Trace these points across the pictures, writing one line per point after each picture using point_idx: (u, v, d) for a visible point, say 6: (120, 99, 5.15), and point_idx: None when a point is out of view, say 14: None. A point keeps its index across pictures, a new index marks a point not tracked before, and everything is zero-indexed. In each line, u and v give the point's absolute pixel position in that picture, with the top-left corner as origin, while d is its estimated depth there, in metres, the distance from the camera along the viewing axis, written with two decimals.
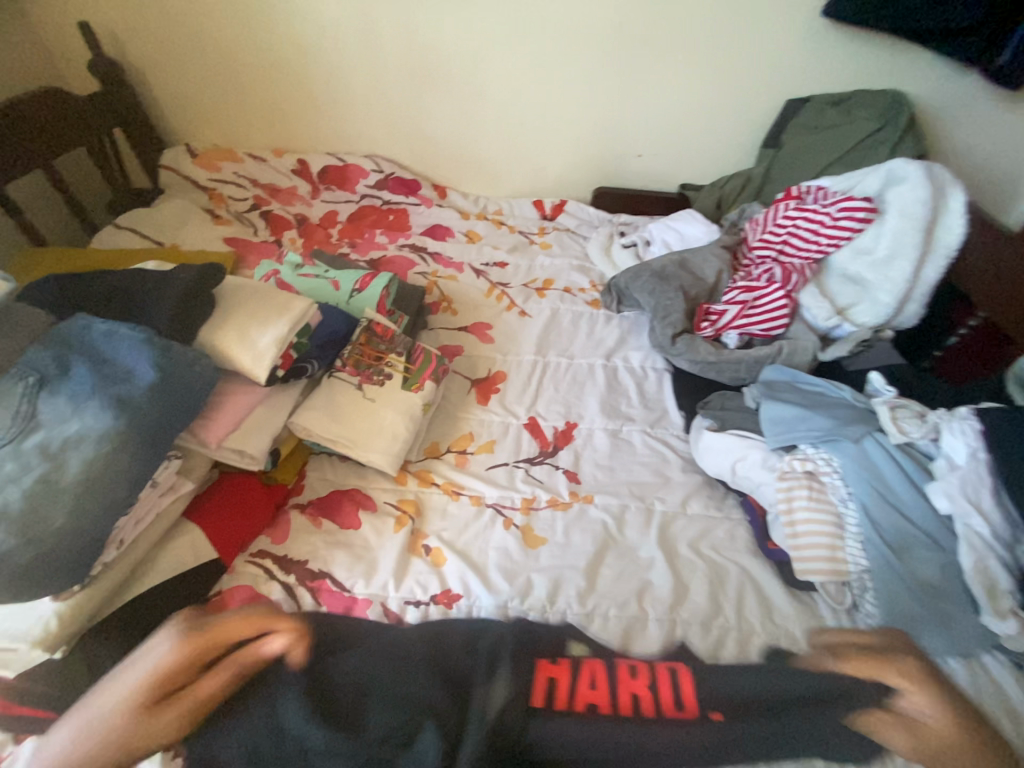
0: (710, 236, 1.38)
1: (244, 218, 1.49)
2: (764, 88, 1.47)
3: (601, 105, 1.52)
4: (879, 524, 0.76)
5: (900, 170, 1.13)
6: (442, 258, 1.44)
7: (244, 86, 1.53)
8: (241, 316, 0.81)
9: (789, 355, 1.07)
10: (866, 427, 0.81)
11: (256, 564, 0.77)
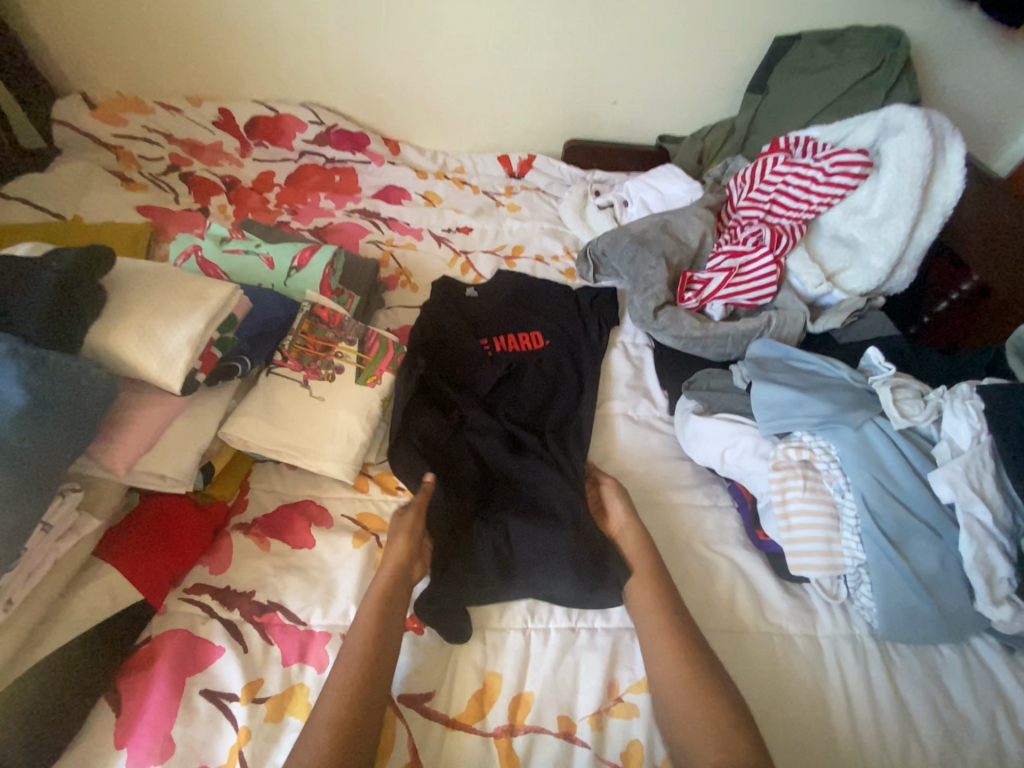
0: (692, 194, 1.27)
1: (161, 182, 1.28)
2: (751, 22, 1.31)
3: (571, 42, 1.33)
4: (879, 515, 0.70)
5: (897, 119, 1.03)
6: (397, 225, 1.28)
7: (143, 17, 1.27)
8: (144, 311, 0.66)
9: (779, 327, 1.00)
10: (869, 412, 0.75)
11: (192, 602, 0.67)
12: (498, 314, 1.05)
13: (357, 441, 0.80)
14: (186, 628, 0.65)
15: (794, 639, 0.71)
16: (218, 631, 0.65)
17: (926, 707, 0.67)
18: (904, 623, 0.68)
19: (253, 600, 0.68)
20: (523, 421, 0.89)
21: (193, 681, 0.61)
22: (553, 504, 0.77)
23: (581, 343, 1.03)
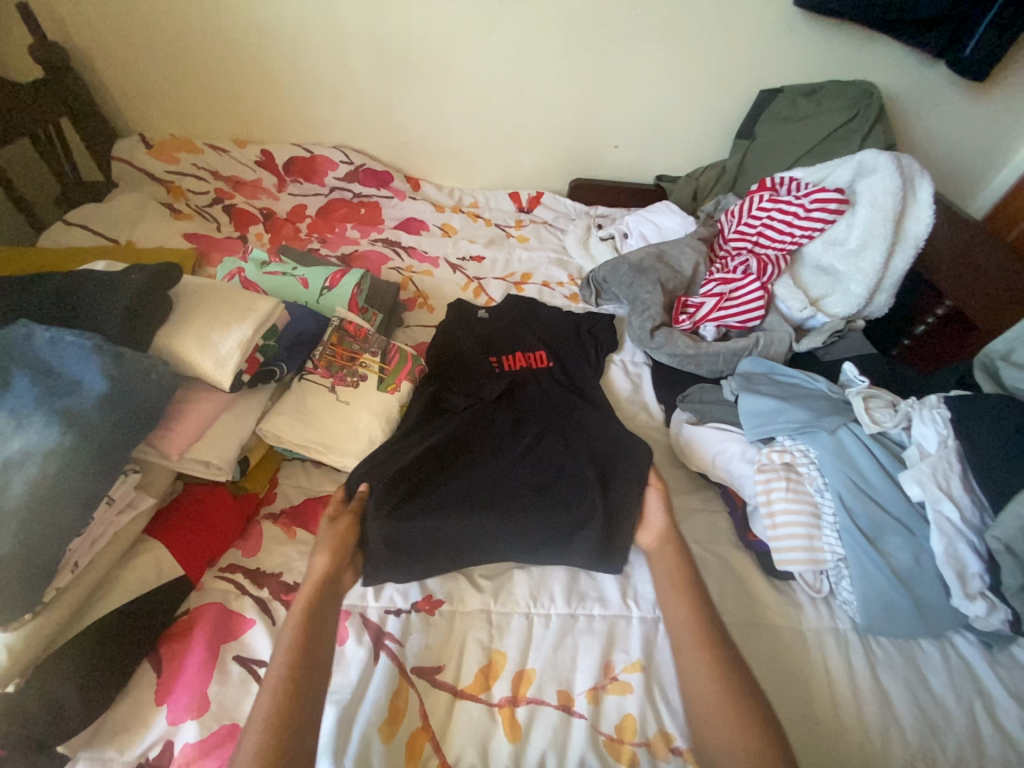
0: (686, 228, 1.38)
1: (206, 213, 1.42)
2: (738, 78, 1.47)
3: (577, 94, 1.49)
4: (855, 512, 0.76)
5: (870, 161, 1.14)
6: (416, 253, 1.40)
7: (201, 72, 1.45)
8: (202, 318, 0.76)
9: (766, 346, 1.08)
10: (843, 418, 0.82)
11: (225, 580, 0.74)
12: (505, 334, 1.13)
13: (378, 440, 0.89)
14: (220, 602, 0.71)
15: (780, 631, 0.75)
16: (250, 606, 0.71)
17: (907, 696, 0.70)
18: (883, 615, 0.73)
19: (281, 580, 0.75)
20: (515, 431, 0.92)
21: (226, 648, 0.67)
22: (537, 508, 0.80)
23: (578, 362, 1.11)
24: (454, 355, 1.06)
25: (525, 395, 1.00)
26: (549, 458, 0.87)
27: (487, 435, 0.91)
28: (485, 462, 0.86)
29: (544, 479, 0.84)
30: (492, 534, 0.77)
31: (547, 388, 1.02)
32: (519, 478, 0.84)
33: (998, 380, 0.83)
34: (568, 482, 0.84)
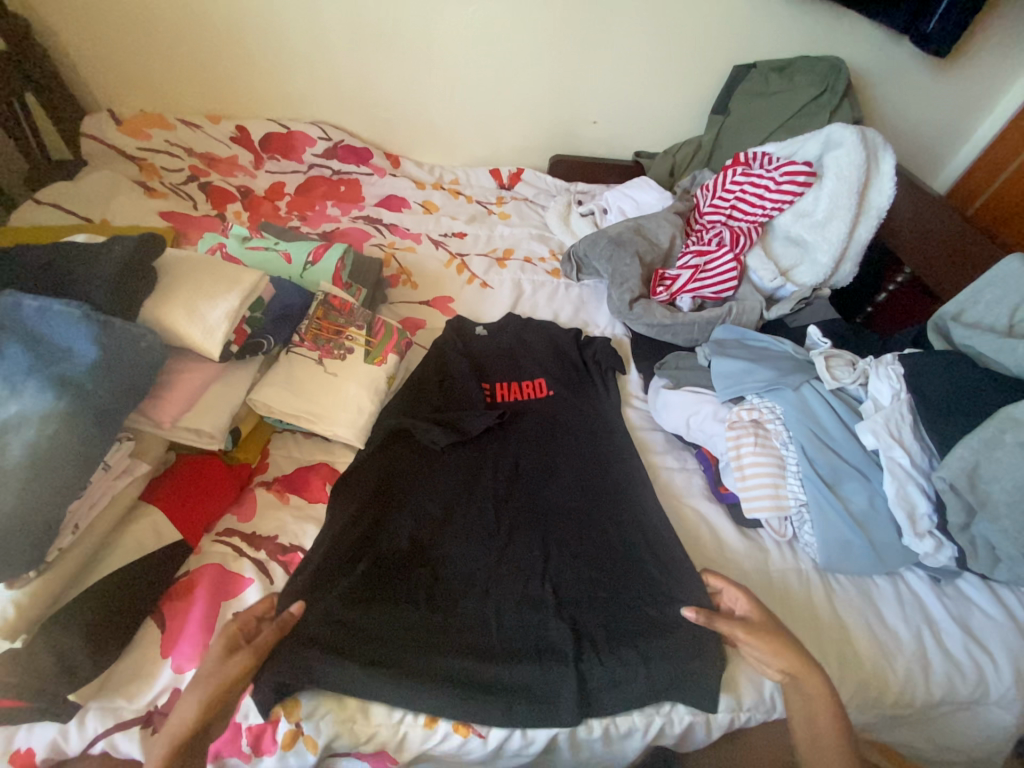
0: (663, 202, 1.42)
1: (182, 191, 1.40)
2: (713, 53, 1.49)
3: (555, 68, 1.49)
4: (816, 461, 0.82)
5: (837, 135, 1.19)
6: (398, 230, 1.41)
7: (169, 43, 1.41)
8: (189, 289, 0.77)
9: (738, 315, 1.13)
10: (806, 376, 0.87)
11: (223, 543, 0.77)
12: (501, 358, 1.10)
13: (367, 409, 0.92)
14: (219, 563, 0.74)
15: (748, 572, 0.81)
16: (248, 566, 0.74)
17: (862, 624, 0.77)
18: (841, 555, 0.80)
19: (277, 542, 0.78)
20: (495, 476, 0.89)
21: (226, 605, 0.70)
22: (502, 566, 0.78)
23: (585, 383, 1.06)
24: (442, 383, 1.04)
25: (515, 437, 0.96)
26: (522, 529, 0.83)
27: (453, 496, 0.86)
28: (445, 532, 0.81)
29: (510, 555, 0.79)
30: (452, 596, 0.74)
31: (547, 428, 0.98)
32: (480, 555, 0.79)
33: (948, 339, 0.88)
34: (550, 532, 0.83)
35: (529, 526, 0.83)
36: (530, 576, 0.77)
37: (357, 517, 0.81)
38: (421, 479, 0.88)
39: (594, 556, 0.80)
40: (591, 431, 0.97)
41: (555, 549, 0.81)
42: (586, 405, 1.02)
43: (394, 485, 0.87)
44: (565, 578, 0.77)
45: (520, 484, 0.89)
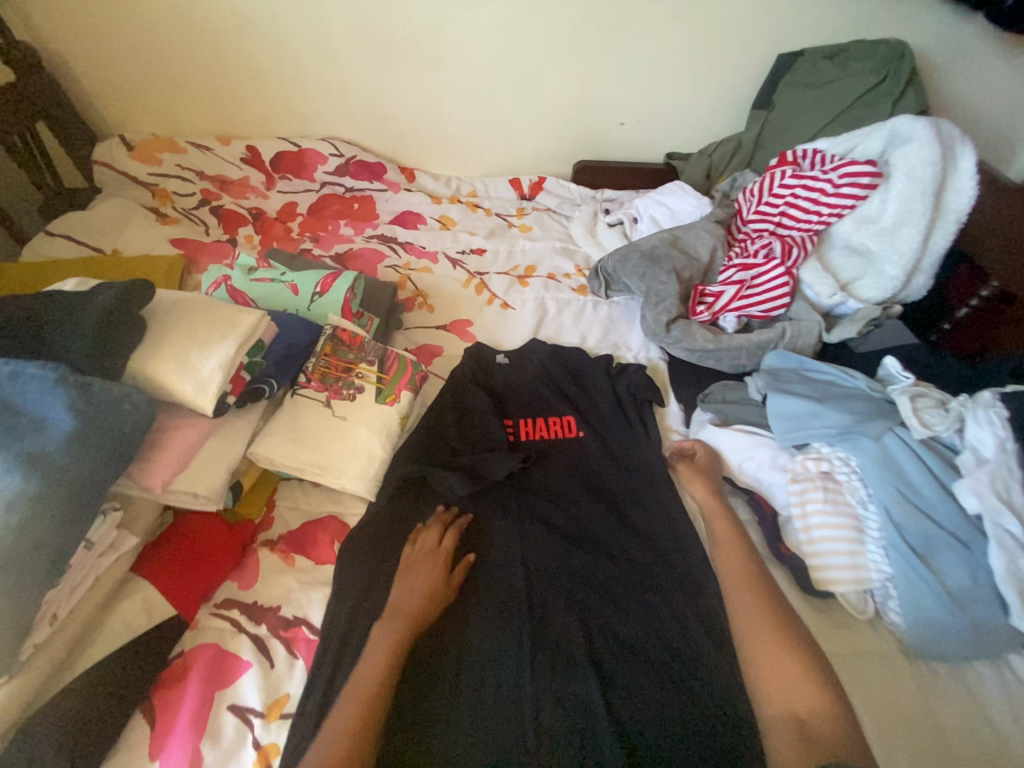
0: (701, 209, 1.28)
1: (193, 216, 1.36)
2: (753, 43, 1.35)
3: (579, 68, 1.38)
4: (903, 528, 0.70)
5: (904, 130, 1.04)
6: (414, 249, 1.32)
7: (179, 65, 1.37)
8: (180, 338, 0.71)
9: (793, 338, 1.00)
10: (887, 422, 0.74)
11: (221, 617, 0.69)
12: (524, 390, 0.99)
13: (380, 456, 0.84)
14: (216, 642, 0.67)
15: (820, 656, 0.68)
16: (246, 646, 0.67)
17: (967, 729, 0.63)
18: (936, 640, 0.67)
19: (280, 615, 0.70)
20: (522, 536, 0.80)
21: (221, 696, 0.63)
22: (533, 649, 0.68)
23: (618, 420, 0.94)
24: (459, 421, 0.94)
25: (543, 486, 0.86)
26: (553, 601, 0.73)
27: (476, 564, 0.77)
28: (468, 606, 0.73)
29: (543, 635, 0.70)
30: (478, 689, 0.65)
31: (578, 475, 0.87)
32: (509, 636, 0.70)
33: None
34: (585, 607, 0.73)
35: (563, 599, 0.73)
36: (566, 662, 0.68)
37: (368, 593, 0.72)
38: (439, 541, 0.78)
39: (636, 639, 0.70)
40: (627, 481, 0.86)
41: (592, 627, 0.71)
42: (621, 448, 0.91)
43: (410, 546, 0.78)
44: (607, 666, 0.68)
45: (551, 543, 0.79)
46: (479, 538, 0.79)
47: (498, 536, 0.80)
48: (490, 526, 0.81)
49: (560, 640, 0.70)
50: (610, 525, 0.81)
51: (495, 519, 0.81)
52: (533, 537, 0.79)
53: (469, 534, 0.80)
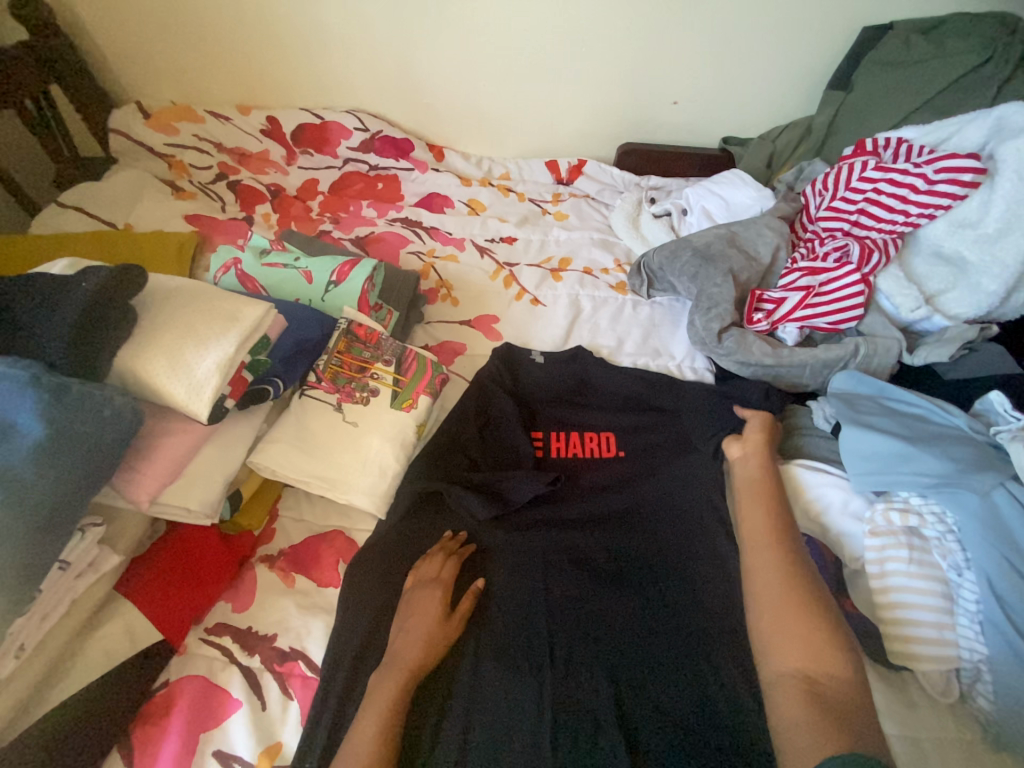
0: (761, 202, 1.14)
1: (210, 190, 1.28)
2: (833, 14, 1.18)
3: (630, 38, 1.23)
4: (1008, 603, 0.58)
5: (1016, 120, 0.89)
6: (439, 234, 1.22)
7: (197, 27, 1.27)
8: (173, 335, 0.64)
9: (867, 356, 0.87)
10: (997, 475, 0.62)
11: (211, 644, 0.63)
12: (556, 399, 0.89)
13: (393, 468, 0.76)
14: (205, 674, 0.60)
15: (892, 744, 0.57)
16: (237, 681, 0.60)
17: None
18: None
19: (276, 646, 0.63)
20: (548, 568, 0.71)
21: (207, 738, 0.56)
22: (553, 703, 0.61)
23: (666, 441, 0.83)
24: (483, 431, 0.84)
25: (573, 513, 0.76)
26: (579, 649, 0.64)
27: (493, 598, 0.69)
28: (482, 646, 0.65)
29: (565, 688, 0.62)
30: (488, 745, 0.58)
31: (611, 504, 0.77)
32: (528, 689, 0.61)
33: None
34: (616, 658, 0.64)
35: (592, 650, 0.64)
36: (591, 726, 0.59)
37: (375, 625, 0.65)
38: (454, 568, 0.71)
39: (672, 703, 0.60)
40: (669, 511, 0.76)
41: (624, 687, 0.62)
42: (666, 471, 0.80)
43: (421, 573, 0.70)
44: (638, 735, 0.59)
45: (579, 579, 0.70)
46: (499, 568, 0.71)
47: (520, 565, 0.71)
48: (511, 553, 0.72)
49: (584, 696, 0.61)
50: (647, 564, 0.71)
51: (517, 547, 0.73)
52: (561, 570, 0.71)
53: (488, 560, 0.72)
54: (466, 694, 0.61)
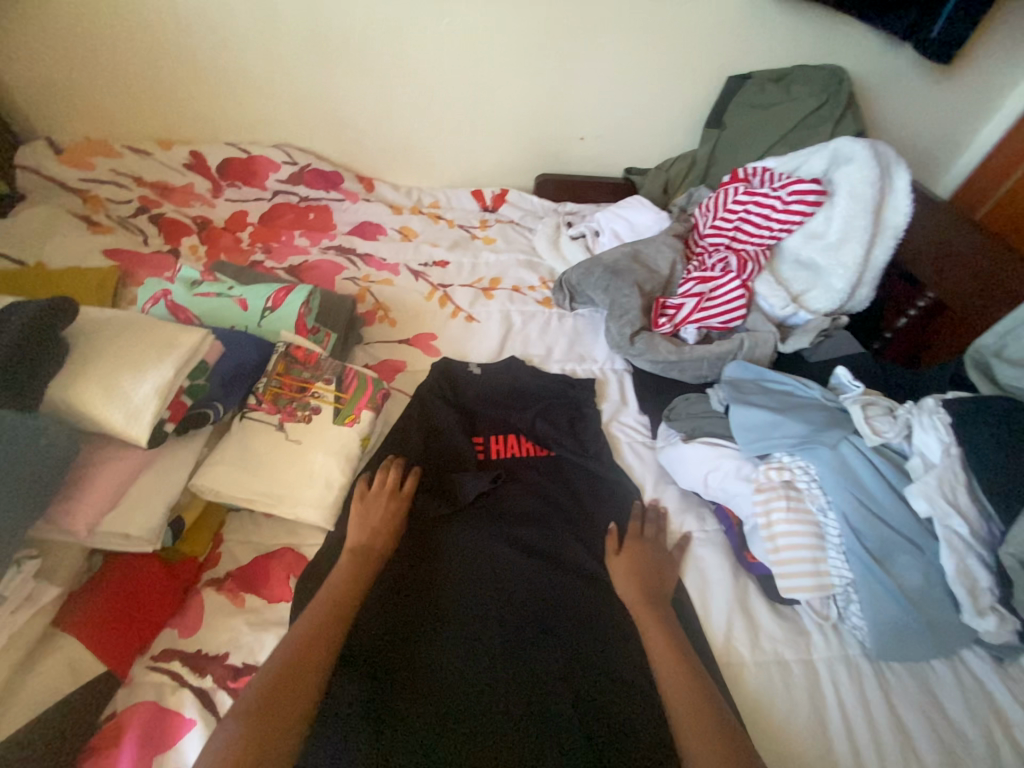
0: (660, 223, 1.31)
1: (131, 224, 1.25)
2: (703, 66, 1.41)
3: (537, 82, 1.39)
4: (862, 533, 0.72)
5: (845, 150, 1.10)
6: (374, 261, 1.28)
7: (111, 64, 1.27)
8: (107, 365, 0.65)
9: (750, 348, 1.03)
10: (842, 431, 0.77)
11: (160, 671, 0.63)
12: (494, 405, 0.97)
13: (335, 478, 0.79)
14: (154, 700, 0.60)
15: (791, 666, 0.70)
16: (189, 702, 0.60)
17: (923, 723, 0.66)
18: (895, 641, 0.69)
19: (228, 664, 0.64)
20: (493, 554, 0.77)
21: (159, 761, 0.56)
22: (506, 670, 0.66)
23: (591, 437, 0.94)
24: (426, 438, 0.90)
25: (512, 503, 0.84)
26: (527, 621, 0.70)
27: (443, 587, 0.73)
28: (437, 631, 0.69)
29: (517, 657, 0.67)
30: (449, 720, 0.62)
31: (546, 494, 0.85)
32: (475, 665, 0.66)
33: (994, 379, 0.81)
34: (559, 624, 0.71)
35: (530, 622, 0.70)
36: (535, 690, 0.65)
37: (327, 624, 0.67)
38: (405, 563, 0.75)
39: (607, 661, 0.68)
40: (597, 494, 0.87)
41: (568, 653, 0.68)
42: (593, 462, 0.90)
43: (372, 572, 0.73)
44: (576, 691, 0.65)
45: (521, 560, 0.76)
46: (449, 558, 0.76)
47: (467, 554, 0.77)
48: (458, 545, 0.78)
49: (533, 661, 0.67)
50: (582, 545, 0.79)
51: (464, 539, 0.78)
52: (506, 555, 0.77)
53: (437, 554, 0.76)
54: (425, 678, 0.65)
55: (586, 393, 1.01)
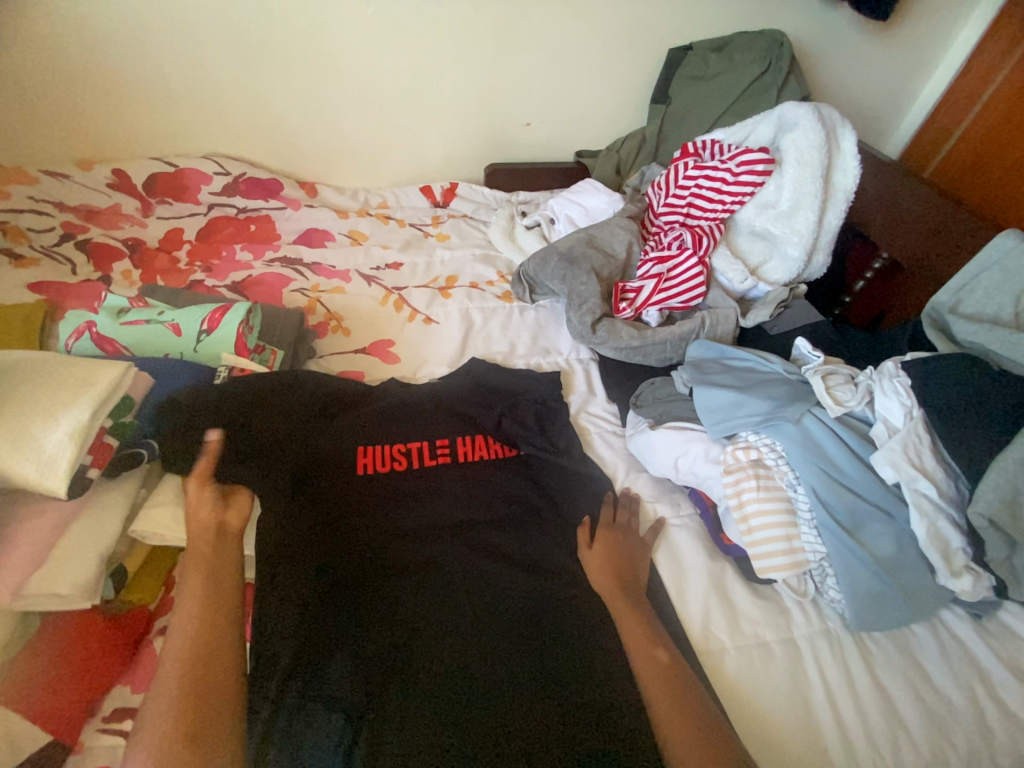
0: (613, 205, 1.28)
1: (55, 252, 1.16)
2: (644, 40, 1.37)
3: (475, 69, 1.34)
4: (830, 504, 0.71)
5: (791, 117, 1.09)
6: (322, 269, 1.22)
7: (12, 81, 1.17)
8: (16, 415, 0.61)
9: (712, 326, 1.01)
10: (804, 403, 0.77)
11: (111, 733, 0.58)
12: (459, 405, 0.90)
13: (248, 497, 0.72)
14: (108, 764, 0.55)
15: (771, 647, 0.69)
16: None
17: (907, 689, 0.65)
18: (874, 610, 0.68)
19: None
20: (460, 543, 0.73)
21: None
22: (487, 656, 0.63)
23: (559, 430, 0.91)
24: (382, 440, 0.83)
25: (481, 497, 0.79)
26: (504, 607, 0.67)
27: (411, 578, 0.69)
28: (410, 621, 0.65)
29: (496, 642, 0.64)
30: (436, 707, 0.59)
31: (517, 497, 0.80)
32: (454, 651, 0.63)
33: (951, 336, 0.80)
34: (538, 609, 0.68)
35: (481, 610, 0.67)
36: (499, 682, 0.61)
37: (287, 634, 0.63)
38: (365, 560, 0.70)
39: (591, 667, 0.63)
40: (573, 491, 0.83)
41: (549, 657, 0.64)
42: (566, 458, 0.87)
43: (331, 573, 0.68)
44: (541, 680, 0.62)
45: (492, 553, 0.73)
46: (412, 549, 0.72)
47: (433, 542, 0.73)
48: (421, 533, 0.74)
49: (515, 649, 0.64)
50: (559, 549, 0.75)
51: (428, 528, 0.74)
52: (475, 547, 0.73)
53: (400, 545, 0.72)
54: (405, 667, 0.61)
55: (552, 387, 0.98)
